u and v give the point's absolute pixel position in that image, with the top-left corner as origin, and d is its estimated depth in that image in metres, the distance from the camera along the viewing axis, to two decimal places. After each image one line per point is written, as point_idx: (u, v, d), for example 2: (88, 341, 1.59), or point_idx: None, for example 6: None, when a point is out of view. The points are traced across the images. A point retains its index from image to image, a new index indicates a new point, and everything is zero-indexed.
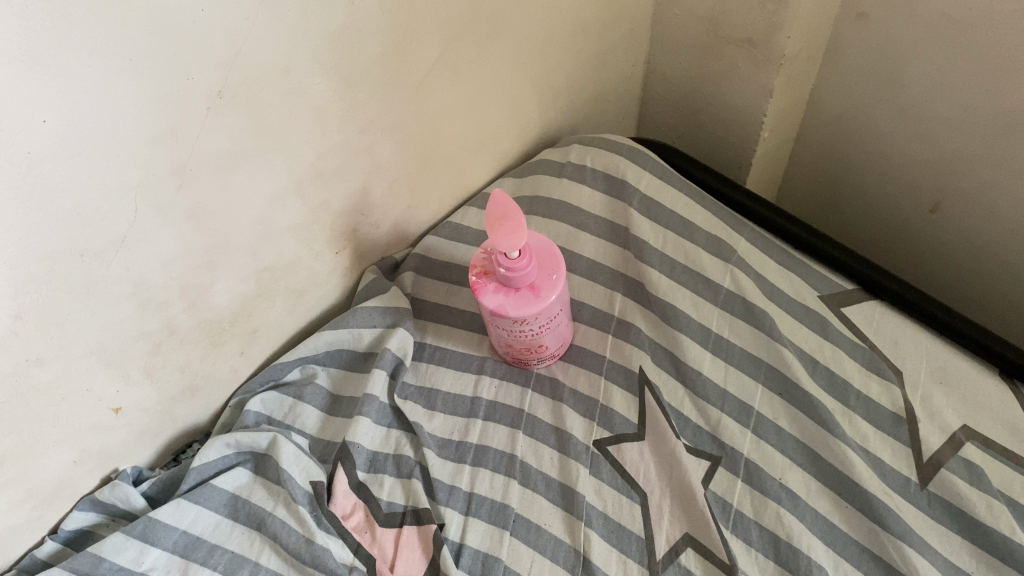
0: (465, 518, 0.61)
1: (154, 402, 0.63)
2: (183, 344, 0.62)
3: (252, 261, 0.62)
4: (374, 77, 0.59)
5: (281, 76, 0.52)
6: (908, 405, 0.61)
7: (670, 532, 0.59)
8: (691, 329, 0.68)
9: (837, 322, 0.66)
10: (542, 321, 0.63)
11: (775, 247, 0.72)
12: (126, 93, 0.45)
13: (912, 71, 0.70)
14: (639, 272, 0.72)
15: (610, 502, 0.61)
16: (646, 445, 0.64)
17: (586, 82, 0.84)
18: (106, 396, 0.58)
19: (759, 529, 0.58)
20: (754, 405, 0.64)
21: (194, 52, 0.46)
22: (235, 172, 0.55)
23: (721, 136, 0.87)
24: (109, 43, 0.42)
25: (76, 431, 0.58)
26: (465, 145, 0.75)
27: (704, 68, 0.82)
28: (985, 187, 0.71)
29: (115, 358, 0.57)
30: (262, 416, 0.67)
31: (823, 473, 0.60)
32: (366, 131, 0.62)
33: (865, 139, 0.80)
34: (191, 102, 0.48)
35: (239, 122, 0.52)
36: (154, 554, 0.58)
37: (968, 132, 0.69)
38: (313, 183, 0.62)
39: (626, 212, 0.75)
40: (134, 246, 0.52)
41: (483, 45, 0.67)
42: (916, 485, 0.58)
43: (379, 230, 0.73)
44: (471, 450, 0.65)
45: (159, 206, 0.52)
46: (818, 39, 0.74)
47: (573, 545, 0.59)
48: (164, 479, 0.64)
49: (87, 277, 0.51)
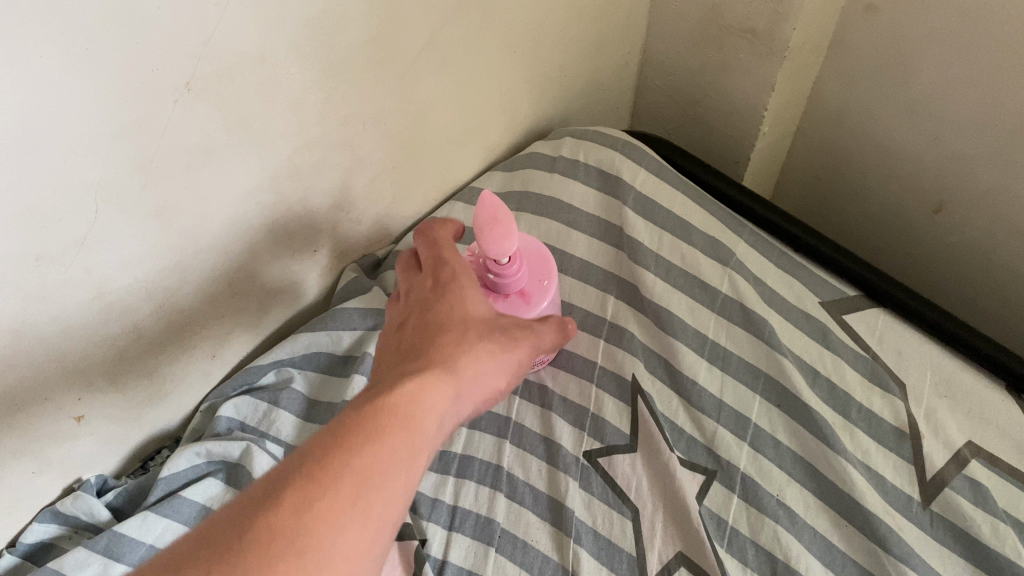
0: (449, 533, 0.59)
1: (120, 409, 0.59)
2: (151, 348, 0.58)
3: (223, 261, 0.58)
4: (357, 67, 0.55)
5: (256, 66, 0.49)
6: (911, 420, 0.59)
7: (663, 550, 0.57)
8: (686, 334, 0.65)
9: (838, 331, 0.64)
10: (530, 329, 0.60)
11: (773, 249, 0.69)
12: (85, 85, 0.41)
13: (920, 66, 0.67)
14: (633, 274, 0.69)
15: (600, 517, 0.58)
16: (638, 458, 0.61)
17: (581, 69, 0.80)
18: (65, 405, 0.55)
19: (755, 548, 0.56)
20: (751, 416, 0.61)
21: (161, 38, 0.42)
22: (206, 166, 0.51)
23: (719, 129, 0.83)
24: (65, 30, 0.38)
25: (35, 443, 0.54)
26: (453, 135, 0.71)
27: (702, 58, 0.79)
28: (991, 189, 0.69)
29: (76, 366, 0.53)
30: (235, 422, 0.63)
31: (823, 490, 0.57)
32: (348, 123, 0.59)
33: (868, 136, 0.77)
34: (157, 94, 0.45)
35: (209, 115, 0.48)
36: (117, 570, 0.54)
37: (976, 133, 0.67)
38: (290, 178, 0.58)
39: (620, 210, 0.72)
40: (94, 248, 0.48)
41: (473, 32, 0.63)
42: (917, 504, 0.56)
43: (361, 225, 0.69)
44: (455, 461, 0.63)
45: (123, 204, 0.48)
46: (824, 30, 0.71)
47: (560, 563, 0.57)
48: (129, 489, 0.60)
49: (44, 281, 0.47)
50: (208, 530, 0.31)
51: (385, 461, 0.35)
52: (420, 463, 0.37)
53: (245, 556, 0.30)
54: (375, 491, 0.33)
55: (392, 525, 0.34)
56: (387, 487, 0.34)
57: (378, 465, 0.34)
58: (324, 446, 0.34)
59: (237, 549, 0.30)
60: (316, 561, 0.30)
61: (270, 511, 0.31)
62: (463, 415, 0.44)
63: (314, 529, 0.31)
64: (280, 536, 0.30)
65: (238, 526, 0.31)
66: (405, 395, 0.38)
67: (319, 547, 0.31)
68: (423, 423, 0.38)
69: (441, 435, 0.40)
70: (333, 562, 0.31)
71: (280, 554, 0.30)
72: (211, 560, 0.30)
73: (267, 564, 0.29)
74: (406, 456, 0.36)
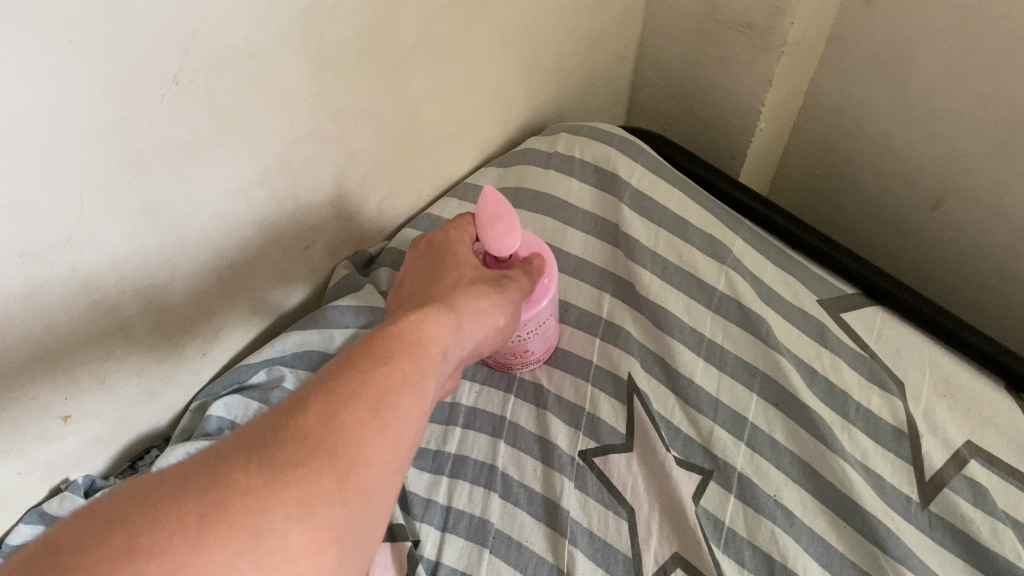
0: (442, 534, 0.58)
1: (107, 408, 0.58)
2: (139, 347, 0.57)
3: (212, 258, 0.57)
4: (349, 60, 0.55)
5: (246, 59, 0.48)
6: (910, 419, 0.58)
7: (659, 551, 0.56)
8: (682, 332, 0.65)
9: (836, 329, 0.63)
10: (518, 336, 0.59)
11: (770, 246, 0.69)
12: (67, 78, 0.40)
13: (919, 62, 0.66)
14: (629, 271, 0.68)
15: (595, 518, 0.58)
16: (634, 457, 0.60)
17: (576, 64, 0.79)
18: (53, 405, 0.53)
19: (752, 549, 0.55)
20: (748, 416, 0.61)
21: (147, 31, 0.41)
22: (194, 162, 0.50)
23: (715, 124, 0.83)
24: (48, 20, 0.37)
25: (21, 443, 0.53)
26: (447, 130, 0.70)
27: (699, 53, 0.78)
28: (990, 186, 0.68)
29: (63, 365, 0.52)
30: (226, 421, 0.61)
31: (821, 490, 0.57)
32: (340, 118, 0.58)
33: (866, 131, 0.76)
34: (144, 87, 0.44)
35: (198, 109, 0.47)
36: None
37: (975, 129, 0.66)
38: (281, 174, 0.57)
39: (616, 206, 0.71)
40: (81, 245, 0.47)
41: (468, 26, 0.62)
42: (916, 505, 0.55)
43: (354, 222, 0.68)
44: (449, 461, 0.62)
45: (110, 200, 0.47)
46: (822, 24, 0.70)
47: (555, 564, 0.56)
48: None
49: (30, 279, 0.46)
50: (235, 438, 0.31)
51: (401, 378, 0.35)
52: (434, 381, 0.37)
53: (278, 454, 0.29)
54: (395, 402, 0.33)
55: (414, 437, 0.34)
56: (406, 400, 0.34)
57: (396, 381, 0.34)
58: (340, 369, 0.34)
59: (268, 449, 0.30)
60: (347, 460, 0.30)
61: (298, 418, 0.31)
62: (470, 350, 0.43)
63: (342, 430, 0.31)
64: (308, 437, 0.30)
65: (266, 431, 0.31)
66: (414, 325, 0.38)
67: (348, 447, 0.31)
68: (433, 348, 0.38)
69: (450, 363, 0.40)
70: (360, 460, 0.31)
71: (311, 452, 0.30)
72: (244, 459, 0.29)
73: (300, 458, 0.29)
74: (421, 376, 0.36)
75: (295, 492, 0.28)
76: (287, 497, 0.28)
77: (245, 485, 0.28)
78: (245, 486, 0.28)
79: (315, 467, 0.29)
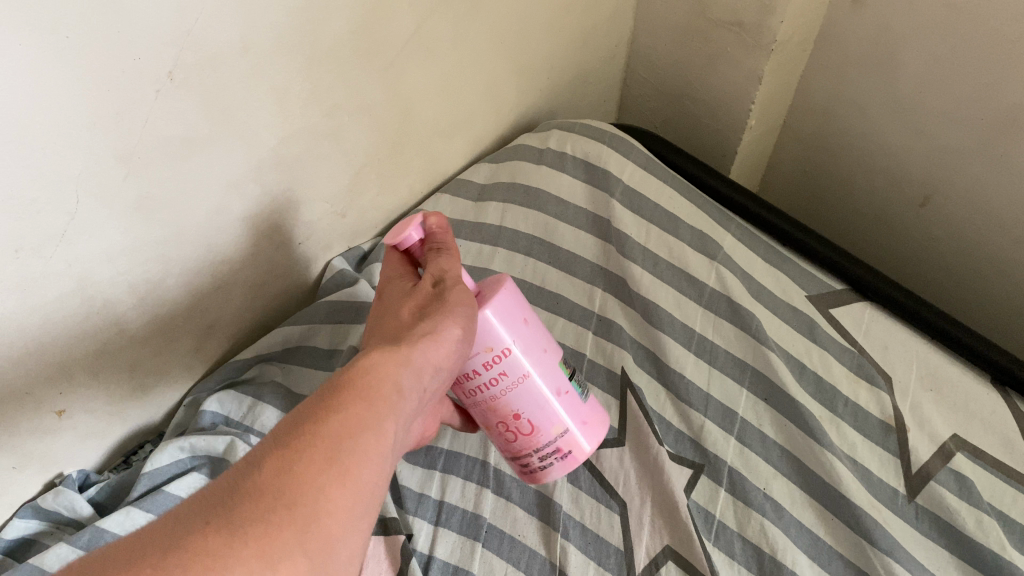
0: (435, 528, 0.59)
1: (101, 403, 0.58)
2: (133, 342, 0.57)
3: (206, 253, 0.57)
4: (342, 56, 0.55)
5: (240, 55, 0.48)
6: (897, 413, 0.59)
7: (650, 545, 0.56)
8: (673, 327, 0.65)
9: (825, 324, 0.64)
10: (490, 385, 0.48)
11: (760, 242, 0.69)
12: (61, 72, 0.40)
13: (906, 59, 0.67)
14: (620, 267, 0.69)
15: (587, 512, 0.58)
16: (626, 452, 0.61)
17: (568, 62, 0.80)
18: (47, 399, 0.53)
19: (742, 542, 0.56)
20: (738, 410, 0.61)
21: (141, 26, 0.42)
22: (186, 158, 0.50)
23: (706, 121, 0.83)
24: (43, 14, 0.38)
25: (17, 437, 0.53)
26: (440, 127, 0.71)
27: (689, 51, 0.79)
28: (976, 183, 0.69)
29: (58, 360, 0.52)
30: (219, 417, 0.62)
31: (809, 483, 0.57)
32: (334, 114, 0.58)
33: (855, 129, 0.77)
34: (138, 82, 0.44)
35: (192, 106, 0.48)
36: None
37: (962, 126, 0.67)
38: (275, 169, 0.57)
39: (608, 203, 0.72)
40: (75, 241, 0.48)
41: (460, 22, 0.63)
42: (903, 497, 0.56)
43: (347, 218, 0.69)
44: (442, 456, 0.62)
45: (104, 196, 0.47)
46: (811, 21, 0.71)
47: (548, 558, 0.57)
48: (113, 484, 0.59)
49: (27, 273, 0.46)
50: (190, 504, 0.30)
51: (356, 424, 0.33)
52: (393, 423, 0.35)
53: (236, 512, 0.28)
54: (352, 448, 0.32)
55: (380, 481, 0.33)
56: (366, 439, 0.33)
57: (354, 426, 0.33)
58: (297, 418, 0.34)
59: (222, 512, 0.29)
60: (306, 512, 0.29)
61: (253, 473, 0.30)
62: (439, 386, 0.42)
63: (299, 480, 0.30)
64: (262, 496, 0.29)
65: (221, 494, 0.30)
66: (371, 368, 0.37)
67: (307, 497, 0.30)
68: (392, 385, 0.37)
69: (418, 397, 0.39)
70: (320, 506, 0.30)
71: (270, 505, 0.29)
72: (201, 520, 0.28)
73: (256, 515, 0.28)
74: (380, 414, 0.35)
75: (254, 549, 0.27)
76: (245, 552, 0.27)
77: (202, 546, 0.27)
78: (201, 546, 0.27)
79: (272, 522, 0.28)
